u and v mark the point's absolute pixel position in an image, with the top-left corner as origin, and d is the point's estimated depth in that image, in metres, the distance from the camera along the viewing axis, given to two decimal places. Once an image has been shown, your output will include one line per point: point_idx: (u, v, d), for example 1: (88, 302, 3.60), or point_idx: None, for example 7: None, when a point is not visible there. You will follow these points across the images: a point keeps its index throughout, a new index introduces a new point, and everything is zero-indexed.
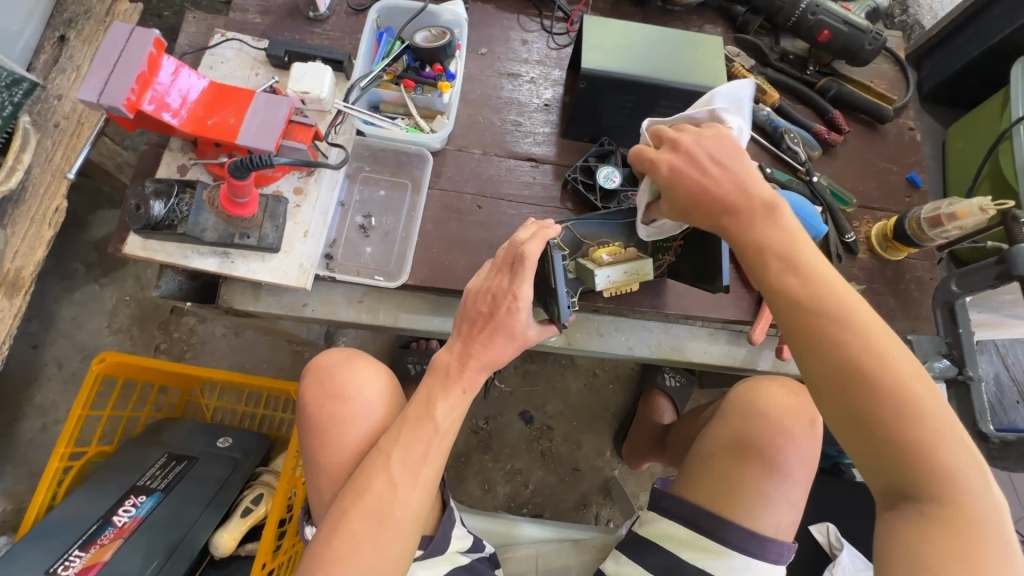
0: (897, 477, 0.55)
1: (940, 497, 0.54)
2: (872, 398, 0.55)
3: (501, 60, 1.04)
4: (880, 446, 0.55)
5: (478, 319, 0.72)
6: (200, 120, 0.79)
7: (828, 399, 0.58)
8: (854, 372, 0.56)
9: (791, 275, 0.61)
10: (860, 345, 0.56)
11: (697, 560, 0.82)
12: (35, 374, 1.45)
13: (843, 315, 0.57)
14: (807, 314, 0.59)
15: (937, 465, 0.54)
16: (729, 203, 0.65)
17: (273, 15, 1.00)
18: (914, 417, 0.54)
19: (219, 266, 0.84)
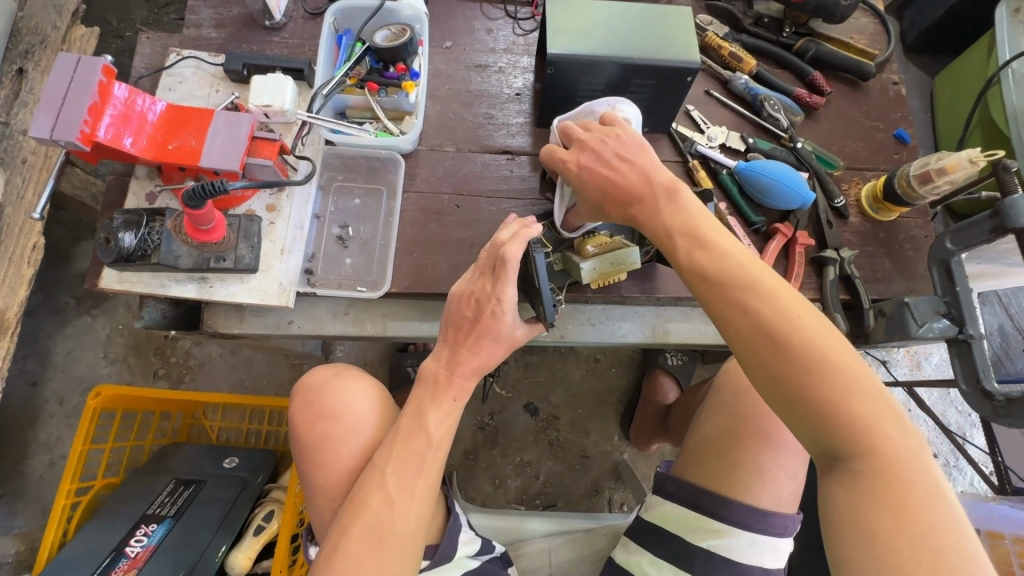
0: (825, 439, 0.56)
1: (861, 451, 0.55)
2: (787, 363, 0.57)
3: (467, 52, 1.01)
4: (800, 405, 0.57)
5: (463, 323, 0.70)
6: (160, 145, 0.77)
7: (749, 369, 0.60)
8: (768, 340, 0.58)
9: (702, 253, 0.64)
10: (770, 312, 0.58)
11: (703, 541, 0.81)
12: (38, 411, 1.45)
13: (750, 286, 0.60)
14: (715, 289, 0.62)
15: (857, 423, 0.55)
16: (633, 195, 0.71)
17: (230, 28, 0.97)
18: (827, 373, 0.56)
19: (197, 293, 0.83)
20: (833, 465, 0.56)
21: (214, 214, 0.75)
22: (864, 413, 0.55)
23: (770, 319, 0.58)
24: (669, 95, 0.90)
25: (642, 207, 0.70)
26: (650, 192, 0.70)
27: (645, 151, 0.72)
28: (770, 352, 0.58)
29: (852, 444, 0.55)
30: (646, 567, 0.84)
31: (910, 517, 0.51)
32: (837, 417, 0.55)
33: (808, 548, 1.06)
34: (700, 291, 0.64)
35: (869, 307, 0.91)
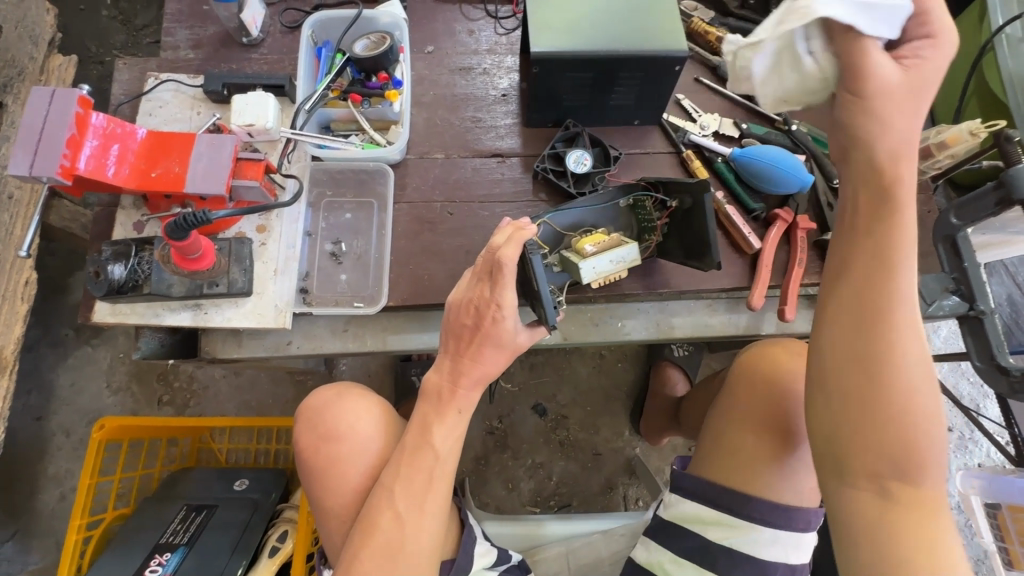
0: (888, 464, 0.59)
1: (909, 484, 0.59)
2: (917, 393, 0.58)
3: (450, 55, 0.99)
4: (889, 429, 0.58)
5: (464, 333, 0.69)
6: (143, 173, 0.75)
7: (870, 374, 0.59)
8: (909, 361, 0.58)
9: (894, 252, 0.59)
10: (915, 343, 0.59)
11: (722, 537, 0.79)
12: (45, 446, 1.44)
13: (909, 309, 0.59)
14: (886, 292, 0.59)
15: (932, 467, 0.58)
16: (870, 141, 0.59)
17: (207, 48, 0.95)
18: (924, 413, 0.58)
19: (192, 320, 0.81)
20: (875, 484, 0.59)
21: (202, 241, 0.73)
22: (937, 462, 0.59)
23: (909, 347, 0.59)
24: (658, 85, 0.88)
25: (878, 183, 0.60)
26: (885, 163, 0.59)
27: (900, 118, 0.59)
28: (906, 373, 0.58)
29: (918, 479, 0.58)
30: (668, 566, 0.82)
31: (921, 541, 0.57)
32: (924, 454, 0.58)
33: (827, 534, 1.04)
34: (864, 284, 0.60)
35: None
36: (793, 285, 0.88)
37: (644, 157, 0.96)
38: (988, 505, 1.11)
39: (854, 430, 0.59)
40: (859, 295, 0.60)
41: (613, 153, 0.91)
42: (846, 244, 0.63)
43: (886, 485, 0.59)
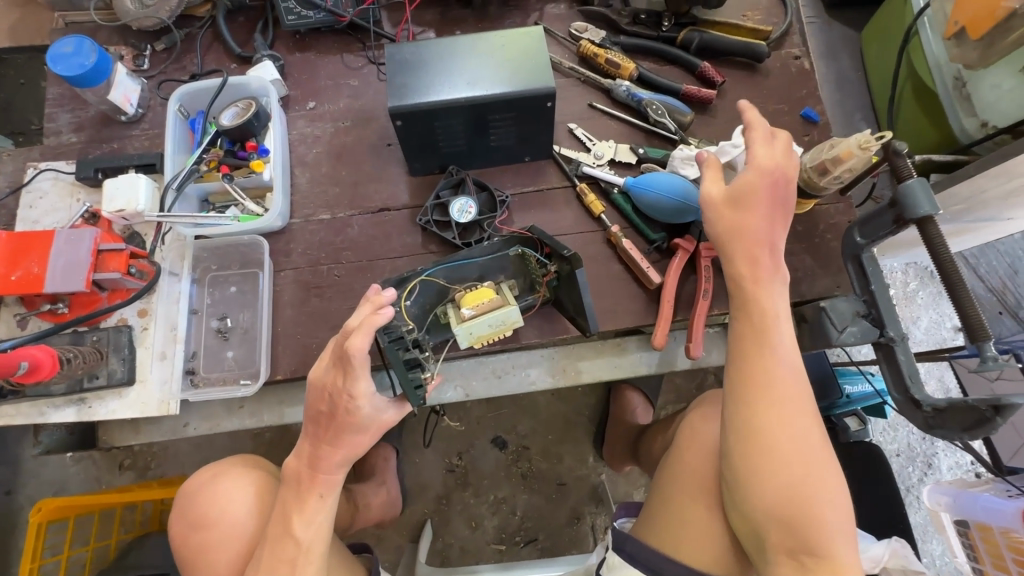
0: (803, 535, 0.61)
1: (823, 554, 0.61)
2: (815, 463, 0.62)
3: (333, 108, 0.96)
4: (796, 499, 0.61)
5: (322, 420, 0.66)
6: (3, 277, 0.75)
7: (770, 453, 0.62)
8: (803, 433, 0.63)
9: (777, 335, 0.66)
10: (806, 418, 0.63)
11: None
12: (16, 518, 1.47)
13: (796, 386, 0.64)
14: (771, 373, 0.64)
15: (839, 536, 0.61)
16: (743, 242, 0.66)
17: (87, 130, 0.94)
18: (824, 481, 0.62)
19: (77, 415, 0.80)
20: (796, 555, 0.61)
21: (26, 353, 0.64)
22: (844, 528, 0.61)
23: (797, 418, 0.64)
24: (536, 123, 0.84)
25: (749, 268, 0.67)
26: (768, 255, 0.67)
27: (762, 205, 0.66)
28: (801, 447, 0.63)
29: (829, 547, 0.61)
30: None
31: None
32: (830, 525, 0.61)
33: None
34: (751, 366, 0.65)
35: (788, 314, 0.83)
36: (699, 320, 0.83)
37: (538, 195, 0.91)
38: (958, 522, 1.04)
39: (763, 507, 0.62)
40: (751, 378, 0.65)
41: (499, 198, 0.88)
42: (740, 325, 0.68)
43: (799, 556, 0.61)
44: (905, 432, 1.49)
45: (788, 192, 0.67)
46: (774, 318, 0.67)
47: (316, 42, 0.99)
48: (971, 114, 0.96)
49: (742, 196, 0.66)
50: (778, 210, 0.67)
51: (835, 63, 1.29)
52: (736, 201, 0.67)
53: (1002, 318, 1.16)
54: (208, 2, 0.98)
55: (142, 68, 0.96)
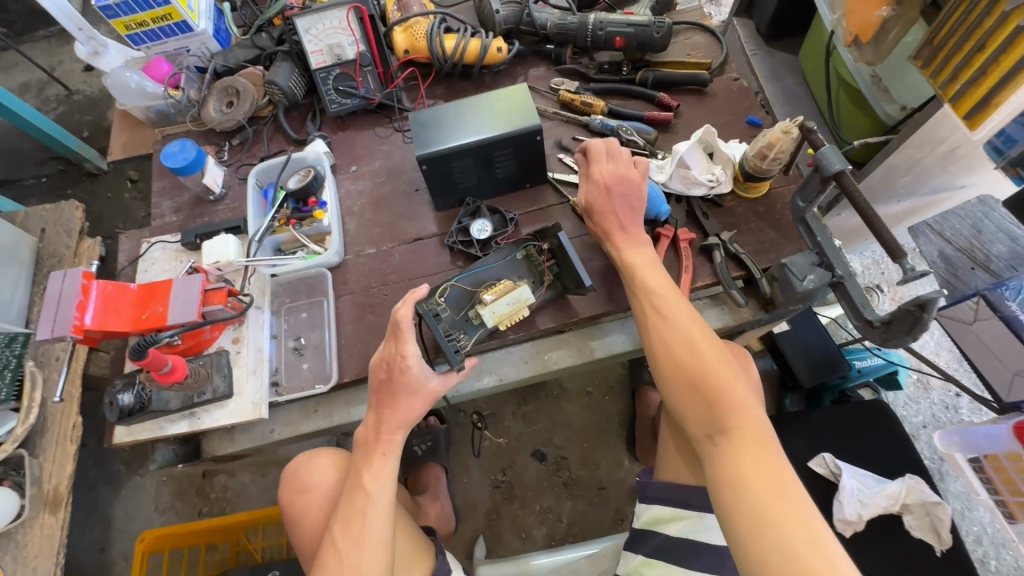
0: (708, 418, 0.76)
1: (728, 429, 0.75)
2: (704, 360, 0.80)
3: (371, 169, 1.21)
4: (693, 391, 0.79)
5: (381, 387, 0.83)
6: (136, 317, 0.97)
7: (660, 364, 0.83)
8: (685, 342, 0.82)
9: (655, 280, 0.89)
10: (686, 333, 0.83)
11: (672, 530, 0.87)
12: (109, 573, 1.59)
13: (677, 310, 0.85)
14: (656, 311, 0.86)
15: (739, 412, 0.75)
16: (604, 229, 0.95)
17: (184, 210, 1.20)
18: (712, 375, 0.79)
19: (189, 426, 0.99)
20: (711, 436, 0.76)
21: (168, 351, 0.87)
22: (745, 407, 0.76)
23: (679, 334, 0.83)
24: (530, 154, 1.06)
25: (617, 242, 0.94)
26: (629, 237, 0.94)
27: (615, 197, 0.94)
28: (686, 352, 0.81)
29: (735, 424, 0.75)
30: (640, 569, 0.87)
31: (752, 471, 0.70)
32: (727, 405, 0.76)
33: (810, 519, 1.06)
34: (639, 307, 0.88)
35: (762, 275, 0.99)
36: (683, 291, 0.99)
37: (540, 211, 1.12)
38: (973, 460, 1.11)
39: (676, 405, 0.80)
40: (640, 314, 0.88)
41: (508, 216, 1.09)
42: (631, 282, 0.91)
43: (713, 438, 0.75)
44: (927, 404, 1.56)
45: (634, 185, 0.94)
46: (649, 268, 0.90)
47: (353, 122, 1.26)
48: (890, 101, 1.15)
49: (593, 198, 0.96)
50: (625, 203, 0.94)
51: (780, 83, 1.51)
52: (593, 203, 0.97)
53: (975, 272, 1.20)
54: (270, 105, 1.27)
55: (223, 159, 1.24)
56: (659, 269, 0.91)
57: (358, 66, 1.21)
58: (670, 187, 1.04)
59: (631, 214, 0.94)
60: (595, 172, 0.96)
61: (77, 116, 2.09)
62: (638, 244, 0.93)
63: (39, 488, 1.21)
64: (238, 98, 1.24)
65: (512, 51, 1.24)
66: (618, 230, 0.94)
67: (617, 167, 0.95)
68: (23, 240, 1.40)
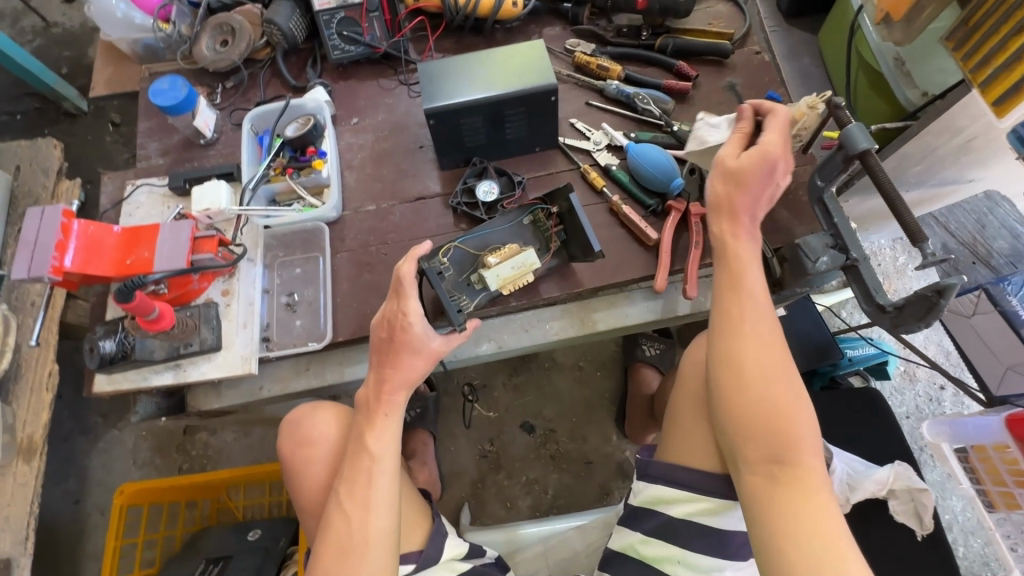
0: (775, 446, 0.72)
1: (792, 463, 0.71)
2: (784, 390, 0.74)
3: (374, 122, 1.15)
4: (771, 417, 0.72)
5: (382, 346, 0.79)
6: (120, 262, 0.92)
7: (742, 376, 0.75)
8: (774, 364, 0.75)
9: (753, 284, 0.79)
10: (779, 354, 0.76)
11: (677, 511, 0.84)
12: (84, 525, 1.55)
13: (768, 326, 0.77)
14: (748, 318, 0.78)
15: (808, 449, 0.72)
16: (728, 208, 0.81)
17: (172, 153, 1.14)
18: (792, 405, 0.73)
19: (174, 378, 0.95)
20: (770, 463, 0.72)
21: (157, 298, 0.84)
22: (812, 442, 0.72)
23: (771, 354, 0.76)
24: (543, 116, 1.01)
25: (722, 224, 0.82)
26: (737, 223, 0.81)
27: (759, 180, 0.79)
28: (776, 375, 0.74)
29: (799, 461, 0.71)
30: (638, 546, 0.87)
31: (806, 511, 0.68)
32: (799, 439, 0.72)
33: None
34: (731, 306, 0.79)
35: (772, 256, 0.97)
36: (692, 266, 0.97)
37: (548, 177, 1.08)
38: (959, 450, 1.13)
39: (743, 423, 0.74)
40: (726, 315, 0.79)
41: (516, 179, 1.05)
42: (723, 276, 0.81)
43: (769, 470, 0.71)
44: (912, 395, 1.58)
45: (779, 175, 0.81)
46: (753, 269, 0.80)
47: (355, 71, 1.19)
48: (913, 86, 1.12)
49: (739, 171, 0.79)
50: (767, 188, 0.81)
51: (798, 63, 1.48)
52: (732, 175, 0.80)
53: (977, 268, 1.20)
54: (268, 47, 1.20)
55: (215, 102, 1.17)
56: (758, 269, 0.81)
57: (364, 11, 1.16)
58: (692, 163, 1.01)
59: (758, 200, 0.81)
60: (762, 143, 0.79)
61: (56, 50, 1.96)
62: (750, 235, 0.82)
63: (13, 436, 1.16)
64: (234, 37, 1.16)
65: (527, 7, 1.18)
66: (744, 216, 0.81)
67: (778, 146, 0.79)
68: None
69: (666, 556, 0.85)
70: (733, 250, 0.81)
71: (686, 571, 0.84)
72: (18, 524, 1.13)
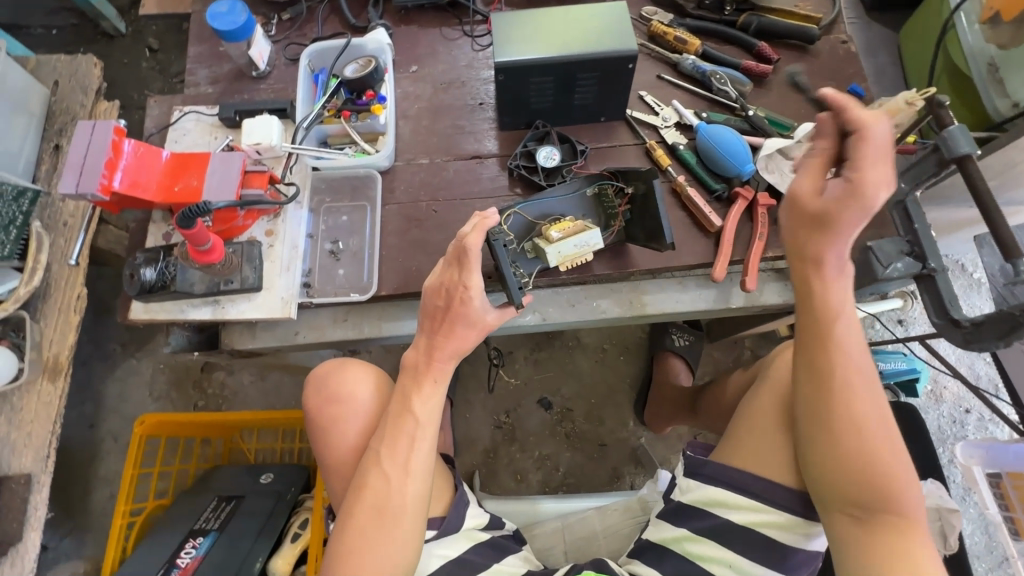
0: (871, 496, 0.70)
1: (888, 511, 0.70)
2: (878, 439, 0.71)
3: (433, 72, 1.10)
4: (869, 469, 0.70)
5: (437, 314, 0.77)
6: (168, 188, 0.89)
7: (836, 427, 0.72)
8: (869, 415, 0.72)
9: (845, 330, 0.75)
10: (874, 404, 0.72)
11: (736, 517, 0.80)
12: (96, 450, 1.55)
13: (863, 372, 0.73)
14: (842, 366, 0.73)
15: (902, 498, 0.70)
16: (812, 254, 0.75)
17: (223, 82, 1.09)
18: (887, 455, 0.71)
19: (212, 314, 0.92)
20: (866, 512, 0.70)
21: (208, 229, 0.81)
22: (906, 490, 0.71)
23: (863, 407, 0.72)
24: (616, 83, 0.96)
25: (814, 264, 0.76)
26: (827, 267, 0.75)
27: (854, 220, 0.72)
28: (872, 426, 0.72)
29: (895, 507, 0.70)
30: (684, 543, 0.83)
31: (899, 558, 0.68)
32: (894, 488, 0.70)
33: None
34: (824, 356, 0.74)
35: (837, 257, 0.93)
36: (753, 259, 0.94)
37: (611, 149, 1.04)
38: (991, 475, 1.11)
39: (839, 472, 0.71)
40: (820, 362, 0.74)
41: (580, 147, 1.01)
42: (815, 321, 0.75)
43: (861, 516, 0.70)
44: (936, 415, 1.55)
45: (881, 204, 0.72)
46: (846, 315, 0.75)
47: (418, 16, 1.14)
48: (1004, 95, 1.06)
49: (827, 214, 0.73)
50: (853, 227, 0.73)
51: (874, 59, 1.40)
52: (822, 219, 0.73)
53: None
54: None
55: (270, 33, 1.12)
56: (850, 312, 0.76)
57: None
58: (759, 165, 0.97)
59: (856, 240, 0.74)
60: (856, 179, 0.71)
61: None
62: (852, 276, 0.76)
63: (39, 354, 1.15)
64: None
65: None
66: (831, 262, 0.74)
67: (873, 177, 0.70)
68: (34, 87, 1.23)
69: (717, 558, 0.81)
70: (825, 296, 0.75)
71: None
72: (40, 441, 1.13)
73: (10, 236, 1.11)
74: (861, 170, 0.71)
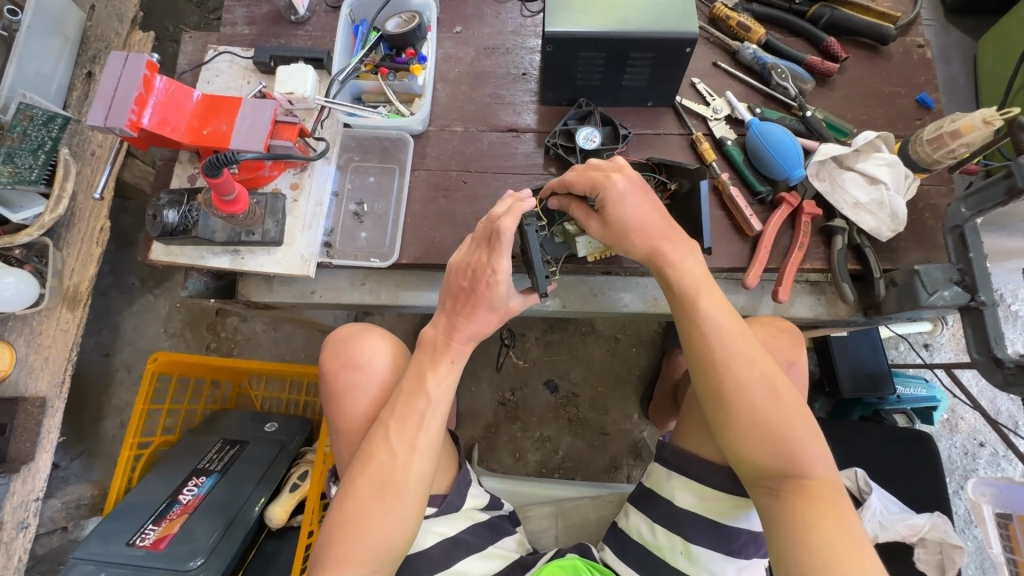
0: (776, 462, 0.68)
1: (801, 476, 0.68)
2: (773, 408, 0.69)
3: (478, 35, 1.05)
4: (768, 435, 0.68)
5: (460, 295, 0.76)
6: (197, 131, 0.87)
7: (731, 401, 0.70)
8: (759, 383, 0.70)
9: (709, 310, 0.73)
10: (769, 374, 0.70)
11: (691, 504, 0.80)
12: (109, 379, 1.59)
13: (736, 347, 0.72)
14: (715, 343, 0.72)
15: (814, 461, 0.68)
16: (647, 254, 0.76)
17: (260, 24, 1.05)
18: (789, 420, 0.69)
19: (231, 263, 0.91)
20: (778, 480, 0.68)
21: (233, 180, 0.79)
22: (818, 454, 0.68)
23: (744, 379, 0.70)
24: (670, 66, 0.90)
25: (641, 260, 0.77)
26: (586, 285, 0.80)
27: (634, 230, 0.76)
28: (766, 396, 0.69)
29: (803, 472, 0.68)
30: (640, 529, 0.83)
31: (817, 523, 0.65)
32: (802, 453, 0.68)
33: None
34: (694, 339, 0.73)
35: (880, 277, 0.88)
36: (790, 268, 0.89)
37: (655, 137, 0.99)
38: (1000, 515, 1.08)
39: (746, 444, 0.69)
40: (692, 343, 0.74)
41: (622, 132, 0.95)
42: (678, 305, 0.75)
43: (777, 490, 0.68)
44: (948, 444, 1.52)
45: (642, 215, 0.75)
46: (704, 296, 0.75)
47: None
48: None
49: (615, 231, 0.77)
50: (661, 221, 0.76)
51: (946, 69, 1.31)
52: (614, 226, 0.77)
53: None
54: None
55: None
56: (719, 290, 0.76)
57: None
58: (811, 169, 0.91)
59: (636, 244, 0.76)
60: (603, 199, 0.76)
61: None
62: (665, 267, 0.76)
63: (60, 282, 1.16)
64: None
65: None
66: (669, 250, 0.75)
67: (619, 190, 0.75)
68: (68, 8, 1.19)
69: (668, 545, 0.80)
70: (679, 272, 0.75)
71: (688, 565, 0.79)
72: (57, 366, 1.16)
73: (37, 161, 1.08)
74: (607, 190, 0.75)
